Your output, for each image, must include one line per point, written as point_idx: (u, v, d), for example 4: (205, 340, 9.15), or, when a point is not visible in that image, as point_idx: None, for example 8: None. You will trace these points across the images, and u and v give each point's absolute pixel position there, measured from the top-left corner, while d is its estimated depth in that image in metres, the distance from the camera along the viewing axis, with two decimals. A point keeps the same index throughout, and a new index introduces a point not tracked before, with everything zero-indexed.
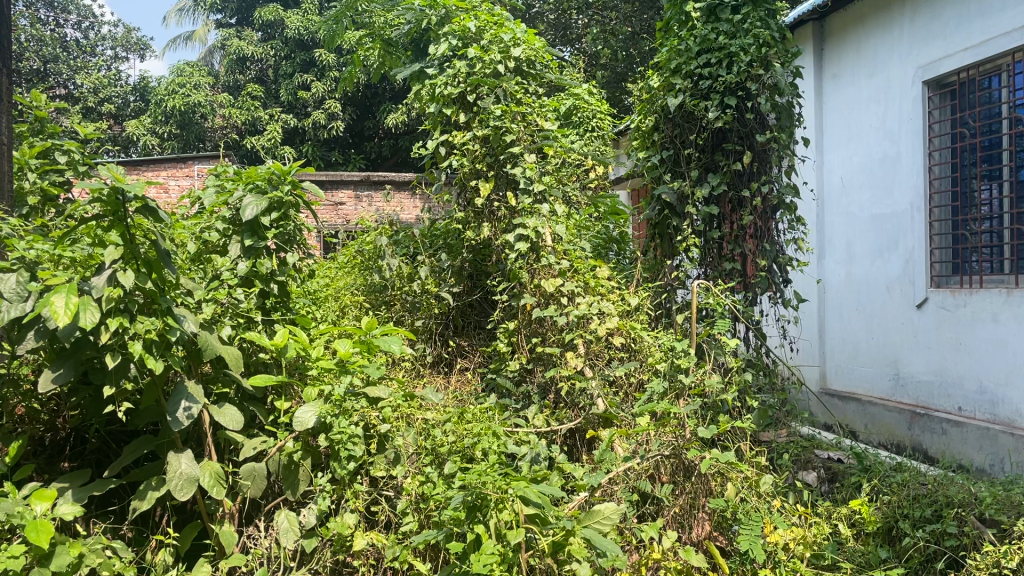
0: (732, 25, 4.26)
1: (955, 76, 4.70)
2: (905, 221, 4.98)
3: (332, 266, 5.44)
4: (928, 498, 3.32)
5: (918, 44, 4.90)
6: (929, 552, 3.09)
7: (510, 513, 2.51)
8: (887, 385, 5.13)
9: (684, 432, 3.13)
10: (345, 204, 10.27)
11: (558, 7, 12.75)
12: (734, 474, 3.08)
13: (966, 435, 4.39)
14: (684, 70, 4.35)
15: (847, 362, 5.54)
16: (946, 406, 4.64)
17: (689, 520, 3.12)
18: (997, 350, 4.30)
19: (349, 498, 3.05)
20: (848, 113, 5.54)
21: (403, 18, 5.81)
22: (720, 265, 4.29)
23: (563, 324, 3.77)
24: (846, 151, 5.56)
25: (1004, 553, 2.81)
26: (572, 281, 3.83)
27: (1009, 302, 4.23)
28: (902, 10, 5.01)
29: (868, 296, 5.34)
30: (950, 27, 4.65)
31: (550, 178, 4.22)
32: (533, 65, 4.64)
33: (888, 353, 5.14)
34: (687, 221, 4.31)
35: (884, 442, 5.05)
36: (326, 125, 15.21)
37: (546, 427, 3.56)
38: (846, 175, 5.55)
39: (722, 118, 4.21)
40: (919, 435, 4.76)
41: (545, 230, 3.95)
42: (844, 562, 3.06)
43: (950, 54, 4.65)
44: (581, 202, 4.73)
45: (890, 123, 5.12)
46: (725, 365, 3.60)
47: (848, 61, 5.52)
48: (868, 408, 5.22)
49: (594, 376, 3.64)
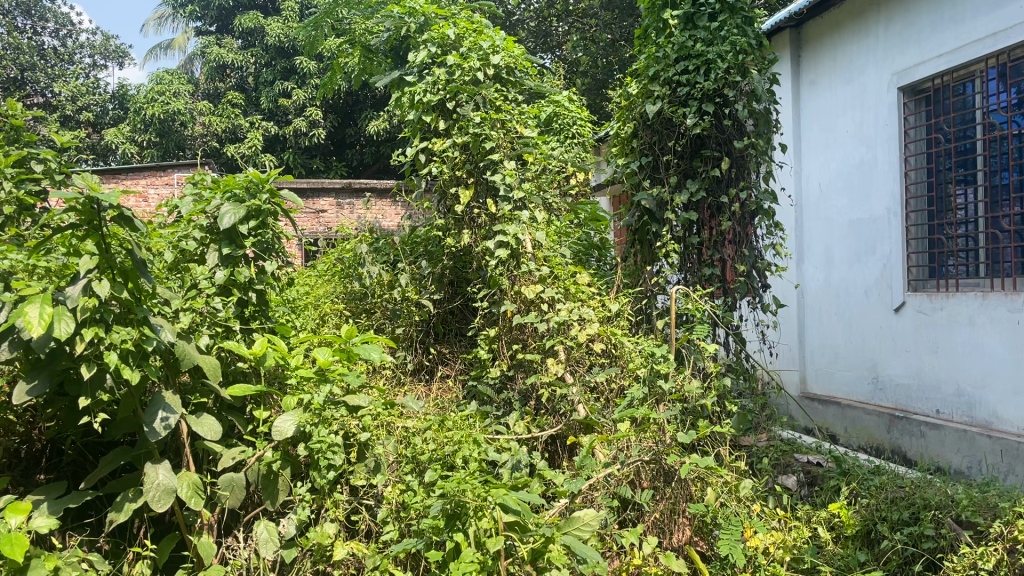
0: (709, 33, 4.27)
1: (929, 83, 4.76)
2: (882, 227, 5.03)
3: (312, 274, 5.42)
4: (906, 500, 3.34)
5: (893, 51, 4.96)
6: (907, 555, 3.10)
7: (490, 521, 2.50)
8: (867, 389, 5.17)
9: (663, 437, 3.18)
10: (326, 211, 10.26)
11: (539, 15, 12.82)
12: (714, 479, 3.12)
13: (944, 437, 4.42)
14: (662, 77, 4.38)
15: (826, 366, 5.58)
16: (924, 410, 4.67)
17: (669, 526, 3.13)
18: (973, 353, 4.34)
19: (329, 508, 3.04)
20: (825, 120, 5.59)
21: (383, 25, 5.82)
22: (699, 271, 4.32)
23: (543, 331, 3.77)
24: (824, 157, 5.60)
25: (980, 555, 2.82)
26: (552, 288, 3.83)
27: (985, 305, 4.28)
28: (877, 17, 5.07)
29: (846, 300, 5.38)
30: (924, 34, 4.71)
31: (530, 185, 4.24)
32: (512, 73, 4.64)
33: (867, 357, 5.17)
34: (667, 227, 4.33)
35: (863, 446, 5.08)
36: (307, 133, 15.16)
37: (527, 434, 3.55)
38: (824, 181, 5.59)
39: (700, 125, 4.22)
40: (898, 438, 4.78)
41: (525, 237, 3.96)
42: (824, 565, 3.06)
43: (924, 61, 4.71)
44: (562, 209, 4.76)
45: (866, 129, 5.17)
46: (705, 371, 3.61)
47: (825, 68, 5.58)
48: (847, 412, 5.24)
49: (574, 382, 3.67)
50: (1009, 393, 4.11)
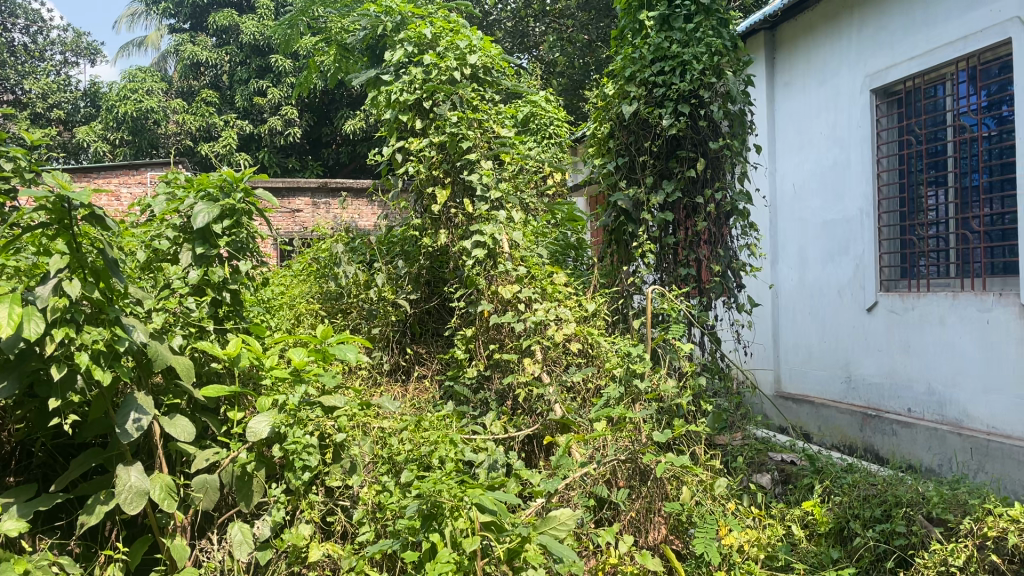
0: (685, 34, 4.29)
1: (901, 85, 4.82)
2: (855, 227, 5.09)
3: (287, 274, 5.38)
4: (878, 497, 3.38)
5: (865, 54, 5.02)
6: (879, 552, 3.13)
7: (466, 521, 2.50)
8: (839, 388, 5.23)
9: (639, 437, 3.19)
10: (302, 211, 10.19)
11: (515, 15, 12.83)
12: (689, 477, 3.12)
13: (916, 436, 4.48)
14: (638, 78, 4.39)
15: (800, 365, 5.63)
16: (896, 408, 4.74)
17: (645, 525, 3.12)
18: (944, 352, 4.40)
19: (304, 509, 3.02)
20: (798, 121, 5.64)
21: (358, 24, 5.80)
22: (675, 271, 4.34)
23: (520, 331, 3.77)
24: (797, 158, 5.65)
25: (950, 551, 2.84)
26: (529, 288, 3.83)
27: (956, 305, 4.34)
28: (850, 19, 5.13)
29: (819, 300, 5.43)
30: (896, 37, 4.77)
31: (507, 185, 4.24)
32: (489, 72, 4.64)
33: (840, 356, 5.23)
34: (643, 227, 4.35)
35: (836, 444, 5.13)
36: (282, 132, 15.05)
37: (504, 434, 3.55)
38: (798, 182, 5.65)
39: (675, 126, 4.25)
40: (870, 436, 4.84)
41: (502, 236, 3.96)
42: (797, 562, 3.09)
43: (896, 64, 4.77)
44: (538, 210, 4.76)
45: (839, 130, 5.23)
46: (680, 371, 3.63)
47: (799, 70, 5.63)
48: (820, 411, 5.30)
49: (551, 382, 3.67)
50: (979, 391, 4.18)
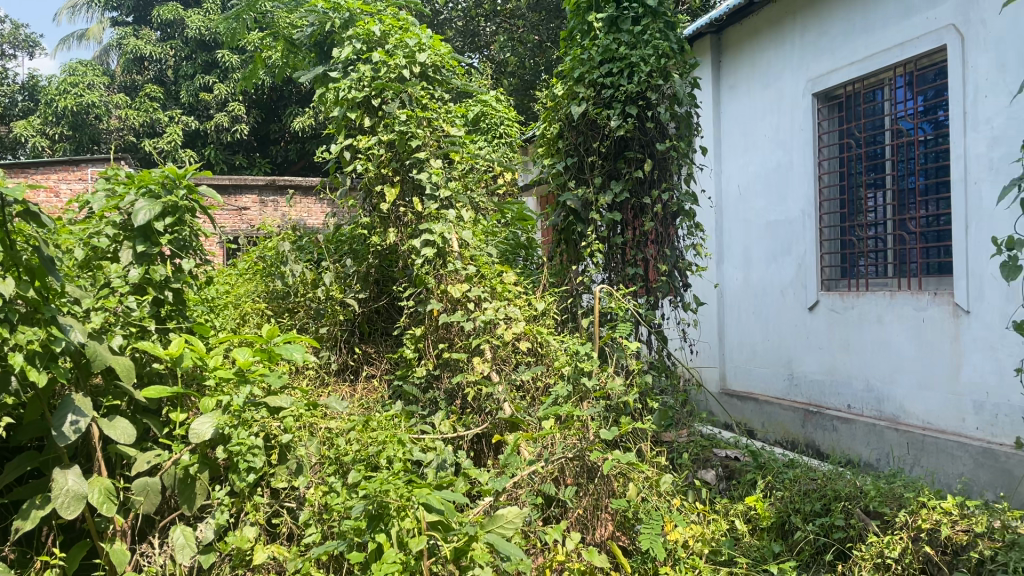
0: (633, 36, 4.34)
1: (841, 90, 4.94)
2: (797, 228, 5.20)
3: (232, 272, 5.29)
4: (818, 492, 3.48)
5: (807, 59, 5.13)
6: (819, 545, 3.21)
7: (413, 521, 2.49)
8: (782, 385, 5.34)
9: (587, 434, 3.21)
10: (249, 209, 10.04)
11: (467, 14, 12.80)
12: (635, 475, 3.17)
13: (855, 431, 4.61)
14: (586, 79, 4.43)
15: (745, 362, 5.74)
16: (836, 405, 4.86)
17: (592, 522, 3.15)
18: (882, 349, 4.53)
19: (249, 511, 2.98)
20: (743, 123, 5.75)
21: (306, 20, 5.73)
22: (623, 270, 4.39)
23: (470, 330, 3.77)
24: (742, 160, 5.76)
25: (887, 543, 2.89)
26: (479, 287, 3.84)
27: (893, 304, 4.46)
28: (793, 25, 5.24)
29: (763, 299, 5.54)
30: (837, 43, 4.89)
31: (457, 184, 4.23)
32: (438, 71, 4.62)
33: (782, 353, 5.35)
34: (592, 227, 4.39)
35: (780, 440, 5.25)
36: (229, 128, 14.79)
37: (453, 433, 3.54)
38: (743, 183, 5.75)
39: (624, 127, 4.29)
40: (812, 432, 4.96)
41: (451, 236, 3.95)
42: (740, 557, 3.15)
43: (837, 69, 4.89)
44: (488, 209, 4.77)
45: (782, 133, 5.34)
46: (628, 369, 3.67)
47: (744, 73, 5.74)
48: (764, 407, 5.41)
49: (500, 381, 3.68)
50: (914, 387, 4.31)
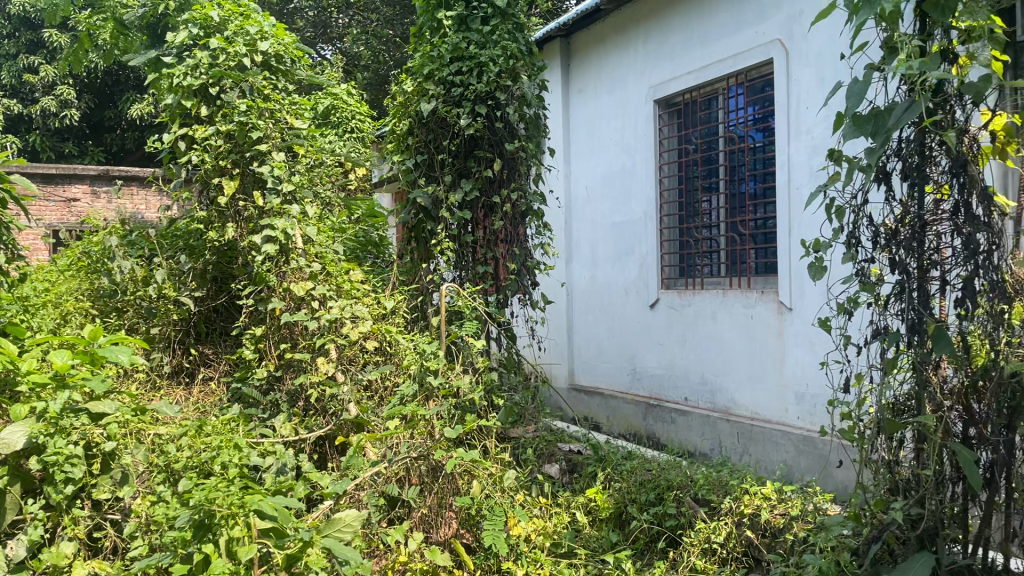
0: (482, 36, 4.37)
1: (680, 97, 5.18)
2: (639, 228, 5.40)
3: (53, 270, 4.91)
4: (652, 482, 3.62)
5: (649, 66, 5.34)
6: (652, 533, 3.35)
7: (242, 529, 2.37)
8: (626, 379, 5.54)
9: (432, 433, 3.18)
10: (78, 201, 9.35)
11: (318, 4, 12.51)
12: (479, 471, 3.18)
13: (691, 422, 4.85)
14: (436, 76, 4.39)
15: (591, 358, 5.92)
16: (674, 398, 5.09)
17: (436, 520, 3.13)
18: (715, 345, 4.78)
19: (67, 525, 2.78)
20: (591, 126, 5.91)
21: (138, 1, 5.39)
22: (473, 268, 4.41)
23: (314, 329, 3.66)
24: (590, 162, 5.92)
25: (713, 529, 3.05)
26: (323, 285, 3.75)
27: (725, 302, 4.72)
28: (636, 33, 5.44)
29: (608, 297, 5.73)
30: (676, 51, 5.11)
31: (301, 179, 4.10)
32: (282, 61, 4.44)
33: (626, 349, 5.55)
34: (442, 225, 4.36)
35: (623, 433, 5.45)
36: (57, 113, 13.73)
37: (295, 436, 3.43)
38: (590, 184, 5.92)
39: (473, 125, 4.30)
40: (652, 425, 5.17)
41: (294, 232, 3.81)
42: (580, 548, 3.23)
43: (676, 77, 5.12)
44: (336, 205, 4.66)
45: (626, 137, 5.53)
46: (474, 367, 3.69)
47: (591, 77, 5.90)
48: (608, 402, 5.59)
49: (345, 381, 3.61)
50: (744, 381, 4.57)
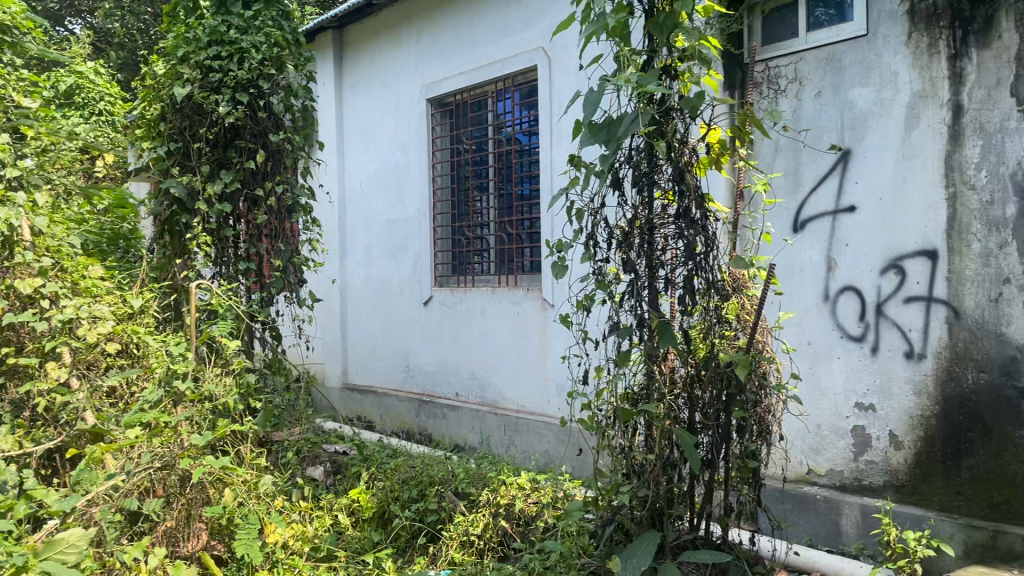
0: (243, 21, 4.18)
1: (451, 97, 5.24)
2: (412, 226, 5.42)
3: None
4: (415, 479, 3.65)
5: (421, 64, 5.36)
6: (413, 530, 3.38)
7: None
8: (399, 377, 5.55)
9: (179, 441, 2.97)
10: None
11: None
12: (231, 479, 3.03)
13: (461, 417, 4.94)
14: (192, 59, 4.05)
15: (365, 356, 5.86)
16: (446, 394, 5.17)
17: (183, 532, 2.94)
18: (484, 340, 4.90)
19: None
20: (364, 122, 5.84)
21: None
22: (233, 264, 4.18)
23: (43, 331, 3.30)
24: (363, 158, 5.85)
25: (471, 521, 3.12)
26: (54, 282, 3.38)
27: (494, 298, 4.84)
28: (409, 30, 5.44)
29: (382, 294, 5.70)
30: (447, 51, 5.17)
31: (29, 163, 3.68)
32: (6, 30, 3.86)
33: (399, 346, 5.55)
34: (199, 218, 4.07)
35: (396, 430, 5.45)
36: None
37: (16, 450, 3.07)
38: (363, 180, 5.85)
39: (232, 114, 4.08)
40: (424, 421, 5.22)
41: (21, 222, 3.36)
42: (339, 550, 3.17)
43: (447, 77, 5.17)
44: (77, 193, 4.22)
45: (399, 134, 5.52)
46: (229, 369, 3.48)
47: (364, 72, 5.83)
48: (381, 399, 5.58)
49: (80, 388, 3.28)
50: (511, 375, 4.72)
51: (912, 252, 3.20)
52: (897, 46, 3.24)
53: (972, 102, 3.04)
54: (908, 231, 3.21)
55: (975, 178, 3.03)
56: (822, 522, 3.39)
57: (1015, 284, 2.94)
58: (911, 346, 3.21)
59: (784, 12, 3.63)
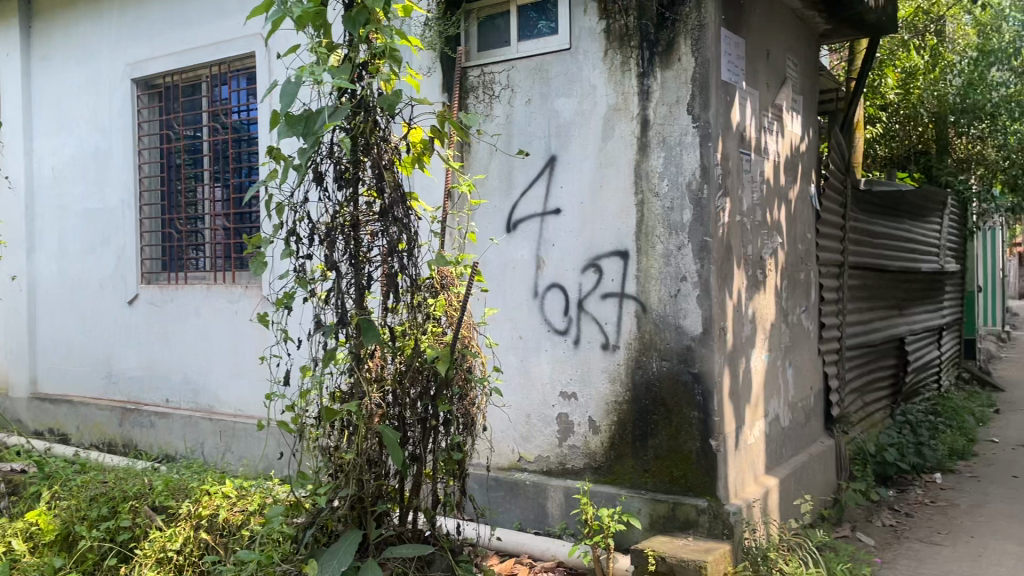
0: None
1: (160, 79, 4.86)
2: (115, 218, 4.95)
3: None
4: (107, 496, 3.31)
5: (126, 41, 4.91)
6: (103, 552, 3.05)
7: None
8: (100, 384, 5.06)
9: None
10: None
11: None
12: None
13: (172, 425, 4.62)
14: None
15: (60, 362, 5.28)
16: (154, 400, 4.79)
17: None
18: (197, 342, 4.59)
19: None
20: (57, 100, 5.23)
21: None
22: None
23: None
24: (55, 140, 5.24)
25: (172, 536, 2.94)
26: None
27: (207, 296, 4.55)
28: (110, 3, 4.96)
29: (79, 293, 5.15)
30: (155, 30, 4.78)
31: None
32: None
33: (100, 350, 5.06)
34: None
35: (97, 442, 4.97)
36: None
37: None
38: (56, 165, 5.24)
39: None
40: (130, 431, 4.82)
41: None
42: None
43: (155, 57, 4.78)
44: None
45: (100, 116, 5.01)
46: None
47: (58, 44, 5.22)
48: (79, 410, 5.06)
49: None
50: (226, 379, 4.46)
51: (608, 252, 3.48)
52: (595, 61, 3.51)
53: (656, 117, 3.35)
54: (604, 232, 3.49)
55: (659, 186, 3.35)
56: (529, 505, 3.60)
57: (690, 281, 3.28)
58: (607, 337, 3.49)
59: (497, 20, 3.79)
